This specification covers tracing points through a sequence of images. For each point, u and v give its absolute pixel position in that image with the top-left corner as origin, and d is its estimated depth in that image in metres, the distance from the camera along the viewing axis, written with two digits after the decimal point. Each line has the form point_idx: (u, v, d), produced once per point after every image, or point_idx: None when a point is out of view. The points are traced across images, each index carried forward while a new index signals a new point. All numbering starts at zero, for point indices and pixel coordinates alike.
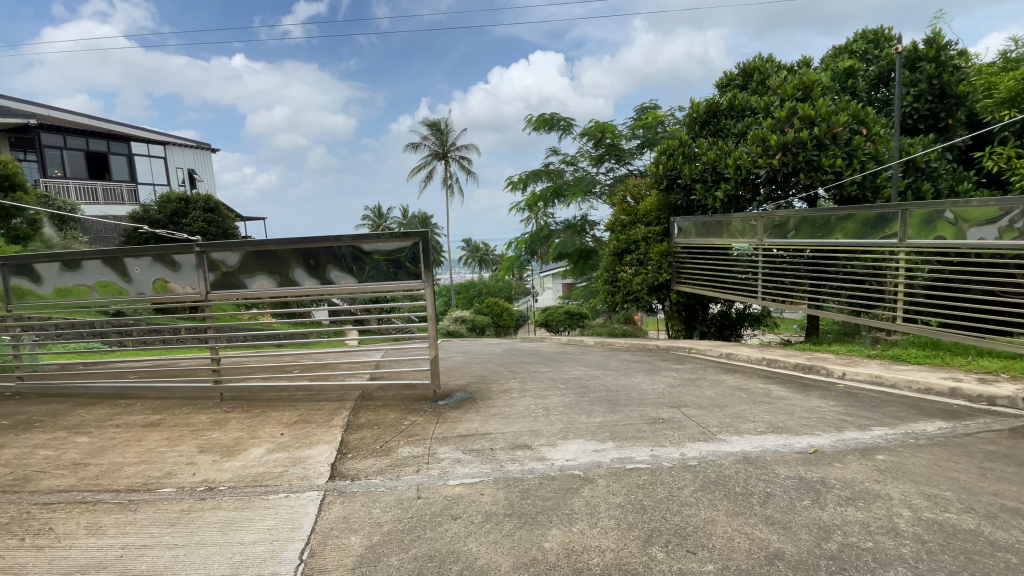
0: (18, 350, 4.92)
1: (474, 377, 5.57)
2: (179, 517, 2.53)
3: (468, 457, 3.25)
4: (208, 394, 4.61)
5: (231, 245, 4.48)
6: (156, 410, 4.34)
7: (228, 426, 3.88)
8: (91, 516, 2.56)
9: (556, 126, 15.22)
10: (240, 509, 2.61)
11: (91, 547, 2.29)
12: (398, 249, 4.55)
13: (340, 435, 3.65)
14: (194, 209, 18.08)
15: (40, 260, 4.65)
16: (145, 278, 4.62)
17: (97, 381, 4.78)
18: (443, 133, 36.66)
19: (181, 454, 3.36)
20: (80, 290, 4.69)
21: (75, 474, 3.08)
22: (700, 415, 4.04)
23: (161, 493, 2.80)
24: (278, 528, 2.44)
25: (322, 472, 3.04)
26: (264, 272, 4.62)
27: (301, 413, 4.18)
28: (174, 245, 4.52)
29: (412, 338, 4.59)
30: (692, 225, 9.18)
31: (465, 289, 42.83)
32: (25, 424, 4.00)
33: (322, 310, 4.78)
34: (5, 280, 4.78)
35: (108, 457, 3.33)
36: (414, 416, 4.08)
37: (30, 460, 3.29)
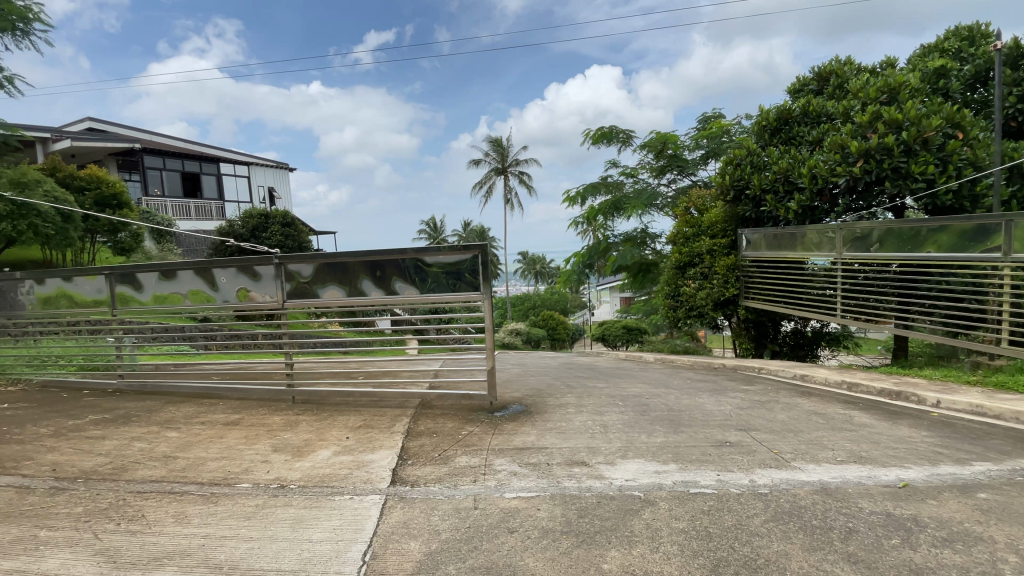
0: (120, 351, 5.48)
1: (530, 390, 5.54)
2: (254, 511, 2.69)
3: (524, 470, 3.24)
4: (282, 396, 4.92)
5: (307, 257, 4.77)
6: (237, 410, 4.67)
7: (299, 428, 4.11)
8: (177, 506, 2.77)
9: (616, 138, 15.07)
10: (310, 508, 2.73)
11: (177, 535, 2.46)
12: (458, 261, 4.66)
13: (400, 442, 3.76)
14: (273, 224, 19.47)
15: (142, 270, 5.19)
16: (230, 287, 5.03)
17: (186, 382, 5.25)
18: (503, 149, 37.39)
19: (257, 452, 3.59)
20: (174, 297, 5.17)
21: (165, 466, 3.36)
22: (772, 439, 3.78)
23: (239, 488, 3.00)
24: (342, 528, 2.53)
25: (384, 477, 3.14)
26: (334, 282, 4.88)
27: (364, 419, 4.35)
28: (256, 257, 4.88)
29: (469, 349, 4.64)
30: (763, 238, 8.74)
31: (520, 302, 43.07)
32: (125, 418, 4.44)
33: (384, 319, 4.94)
34: (111, 287, 5.34)
35: (193, 451, 3.62)
36: (471, 426, 4.13)
37: (130, 452, 3.63)
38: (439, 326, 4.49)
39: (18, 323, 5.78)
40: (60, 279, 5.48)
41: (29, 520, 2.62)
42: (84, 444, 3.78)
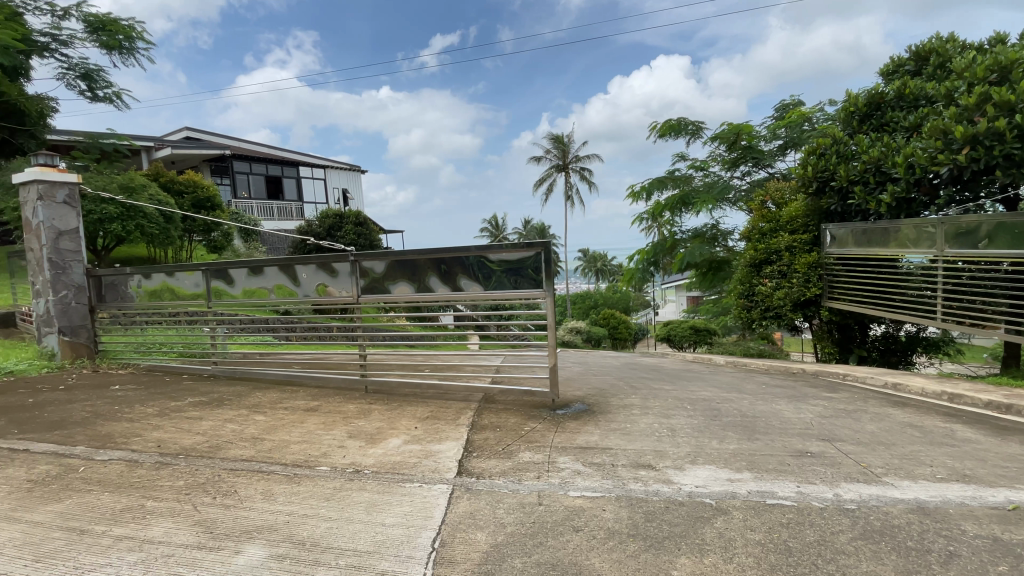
0: (214, 339, 6.02)
1: (593, 389, 5.48)
2: (333, 493, 2.86)
3: (589, 469, 3.20)
4: (355, 386, 5.21)
5: (378, 254, 4.99)
6: (315, 397, 5.00)
7: (371, 416, 4.32)
8: (265, 484, 3.00)
9: (684, 131, 14.51)
10: (383, 493, 2.87)
11: (266, 510, 2.67)
12: (521, 259, 4.67)
13: (465, 434, 3.85)
14: (346, 224, 20.57)
15: (234, 266, 5.65)
16: (310, 283, 5.38)
17: (271, 369, 5.68)
18: (565, 145, 37.14)
19: (334, 437, 3.81)
20: (261, 291, 5.61)
21: (253, 446, 3.66)
22: (858, 451, 3.50)
23: (319, 470, 3.20)
24: (413, 515, 2.63)
25: (451, 467, 3.23)
26: (404, 279, 5.08)
27: (431, 410, 4.50)
28: (333, 254, 5.18)
29: (530, 346, 4.65)
30: (849, 233, 8.09)
31: (581, 300, 42.66)
32: (219, 401, 4.88)
33: (448, 315, 5.06)
34: (208, 282, 5.87)
35: (278, 434, 3.90)
36: (534, 423, 4.15)
37: (224, 432, 3.98)
38: (500, 323, 4.54)
39: (129, 313, 6.49)
40: (165, 275, 6.10)
41: (141, 489, 2.93)
42: (185, 424, 4.19)
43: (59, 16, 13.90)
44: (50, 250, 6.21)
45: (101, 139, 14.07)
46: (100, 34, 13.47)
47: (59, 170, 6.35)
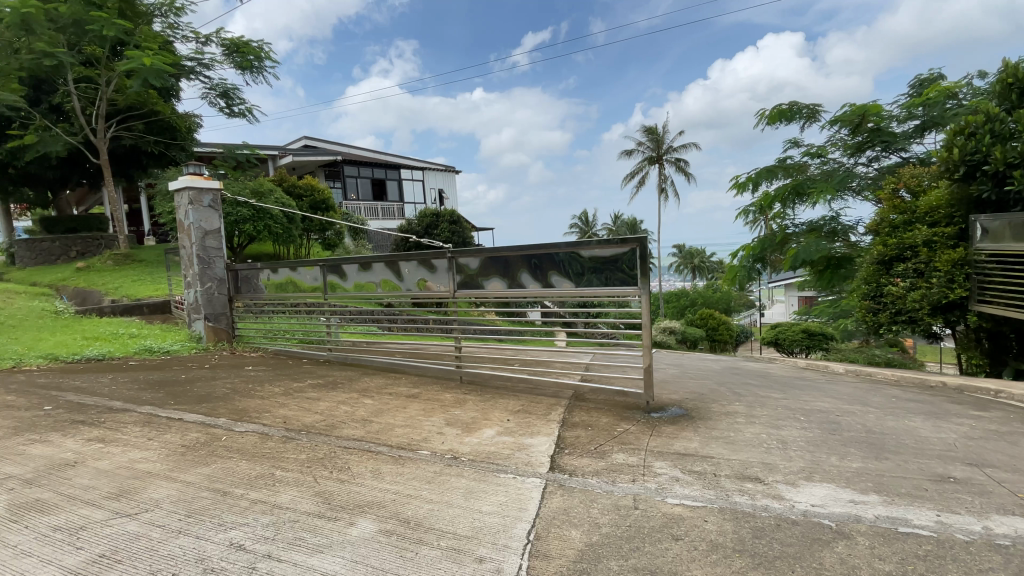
0: (328, 328, 6.62)
1: (691, 393, 5.21)
2: (433, 477, 3.02)
3: (688, 477, 3.06)
4: (451, 375, 5.46)
5: (473, 251, 5.16)
6: (416, 385, 5.31)
7: (466, 406, 4.49)
8: (373, 463, 3.24)
9: (797, 115, 13.24)
10: (479, 481, 2.97)
11: (374, 488, 2.89)
12: (614, 255, 4.56)
13: (557, 430, 3.86)
14: (442, 222, 21.53)
15: (346, 262, 6.17)
16: (412, 277, 5.72)
17: (377, 357, 6.14)
18: (658, 136, 35.67)
19: (433, 424, 4.02)
20: (370, 285, 6.08)
21: (363, 427, 3.97)
22: (1020, 482, 2.96)
23: (420, 454, 3.40)
24: (507, 505, 2.70)
25: (544, 462, 3.26)
26: (497, 275, 5.19)
27: (523, 404, 4.57)
28: (432, 251, 5.45)
29: (620, 345, 4.53)
30: (1007, 226, 6.77)
31: (676, 298, 40.74)
32: (333, 385, 5.36)
33: (536, 311, 5.09)
34: (324, 276, 6.46)
35: (384, 418, 4.20)
36: (628, 424, 4.04)
37: (338, 412, 4.37)
38: (588, 319, 4.48)
39: (258, 303, 7.35)
40: (289, 269, 6.82)
41: (270, 459, 3.31)
42: (305, 403, 4.66)
43: (202, 42, 16.11)
44: (198, 248, 7.22)
45: (236, 151, 16.19)
46: (235, 56, 15.40)
47: (205, 178, 7.36)
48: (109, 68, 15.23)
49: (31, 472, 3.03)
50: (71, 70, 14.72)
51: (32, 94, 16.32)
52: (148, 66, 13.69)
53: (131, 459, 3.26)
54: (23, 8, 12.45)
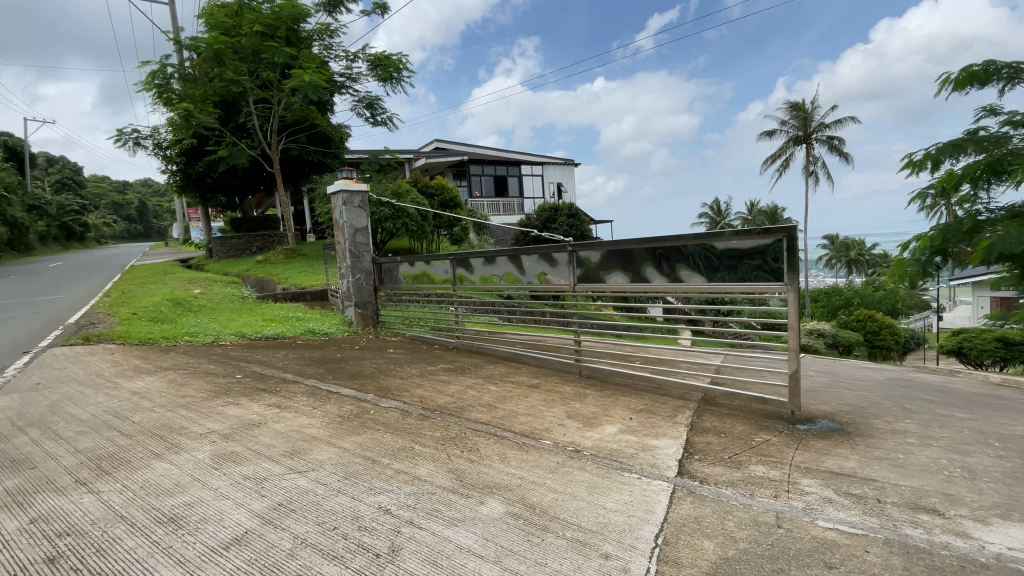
0: (455, 318, 7.06)
1: (845, 405, 4.57)
2: (557, 468, 3.06)
3: (843, 499, 2.70)
4: (571, 369, 5.47)
5: (594, 244, 5.07)
6: (537, 376, 5.43)
7: (588, 401, 4.47)
8: (500, 448, 3.38)
9: (994, 77, 10.75)
10: (602, 477, 2.94)
11: (501, 472, 3.02)
12: (752, 248, 4.15)
13: (685, 434, 3.66)
14: (561, 216, 21.61)
15: (473, 255, 6.51)
16: (533, 271, 5.84)
17: (499, 347, 6.40)
18: (806, 114, 31.77)
19: (555, 415, 4.07)
20: (494, 278, 6.35)
21: (489, 412, 4.17)
22: None
23: (543, 443, 3.47)
24: (633, 505, 2.63)
25: (671, 465, 3.11)
26: (619, 269, 5.05)
27: (647, 403, 4.41)
28: (553, 245, 5.49)
29: (756, 347, 4.14)
30: None
31: (824, 296, 36.00)
32: (460, 370, 5.71)
33: (659, 307, 4.86)
34: (453, 269, 6.90)
35: (508, 405, 4.36)
36: (767, 434, 3.69)
37: (466, 396, 4.66)
38: (718, 318, 4.14)
39: (397, 293, 8.12)
40: (423, 263, 7.41)
41: (410, 434, 3.64)
42: (437, 386, 5.04)
43: (350, 59, 18.10)
44: (350, 243, 8.17)
45: (379, 156, 17.98)
46: (378, 69, 17.04)
47: (356, 182, 8.30)
48: (279, 89, 17.91)
49: (229, 428, 3.71)
50: (252, 93, 17.61)
51: (224, 116, 19.40)
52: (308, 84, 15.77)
53: (299, 424, 3.82)
54: (215, 44, 15.51)
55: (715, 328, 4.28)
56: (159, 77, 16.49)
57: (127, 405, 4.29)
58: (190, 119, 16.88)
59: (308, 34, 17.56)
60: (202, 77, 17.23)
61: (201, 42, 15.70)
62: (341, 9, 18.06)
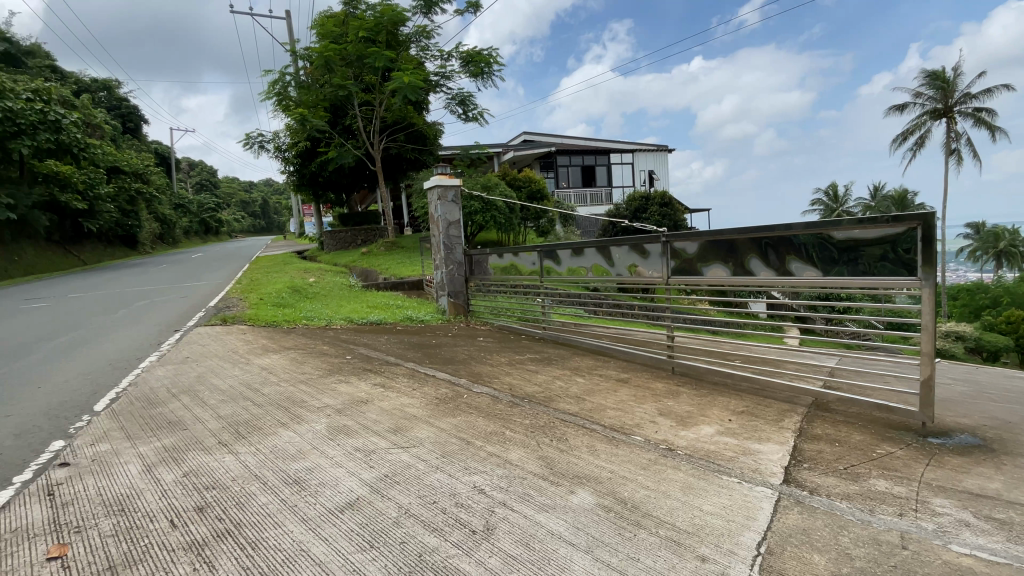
0: (542, 309, 7.13)
1: (992, 420, 3.95)
2: (649, 464, 3.00)
3: (988, 526, 2.35)
4: (663, 365, 5.29)
5: (691, 235, 4.83)
6: (626, 370, 5.31)
7: (681, 399, 4.30)
8: (589, 440, 3.38)
9: None
10: (698, 478, 2.84)
11: (592, 463, 3.02)
12: (878, 239, 3.70)
13: (792, 440, 3.39)
14: (652, 205, 20.80)
15: (561, 247, 6.51)
16: (623, 263, 5.71)
17: (586, 340, 6.36)
18: (947, 83, 27.49)
19: (646, 411, 3.98)
20: (581, 270, 6.30)
21: (578, 404, 4.18)
22: None
23: (633, 438, 3.41)
24: (732, 509, 2.51)
25: (775, 472, 2.92)
26: (718, 261, 4.77)
27: (747, 405, 4.14)
28: (646, 235, 5.31)
29: (878, 350, 3.70)
30: None
31: (966, 293, 31.13)
32: (548, 361, 5.77)
33: (761, 302, 4.53)
34: (541, 261, 6.96)
35: (596, 398, 4.33)
36: (891, 446, 3.31)
37: (554, 386, 4.71)
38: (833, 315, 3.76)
39: (486, 284, 8.37)
40: (511, 254, 7.55)
41: (501, 420, 3.77)
42: (526, 375, 5.14)
43: (445, 58, 18.76)
44: (444, 236, 8.55)
45: (470, 150, 18.55)
46: (470, 65, 17.50)
47: (450, 176, 8.64)
48: (380, 91, 19.07)
49: (340, 403, 4.10)
50: (356, 97, 18.93)
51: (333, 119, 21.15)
52: (407, 84, 16.65)
53: (400, 403, 4.11)
54: (326, 52, 16.90)
55: (828, 327, 3.90)
56: (279, 85, 18.06)
57: (258, 378, 4.90)
58: (305, 123, 18.58)
59: (406, 37, 18.48)
60: (315, 83, 18.74)
61: (315, 52, 17.17)
62: (436, 9, 18.71)
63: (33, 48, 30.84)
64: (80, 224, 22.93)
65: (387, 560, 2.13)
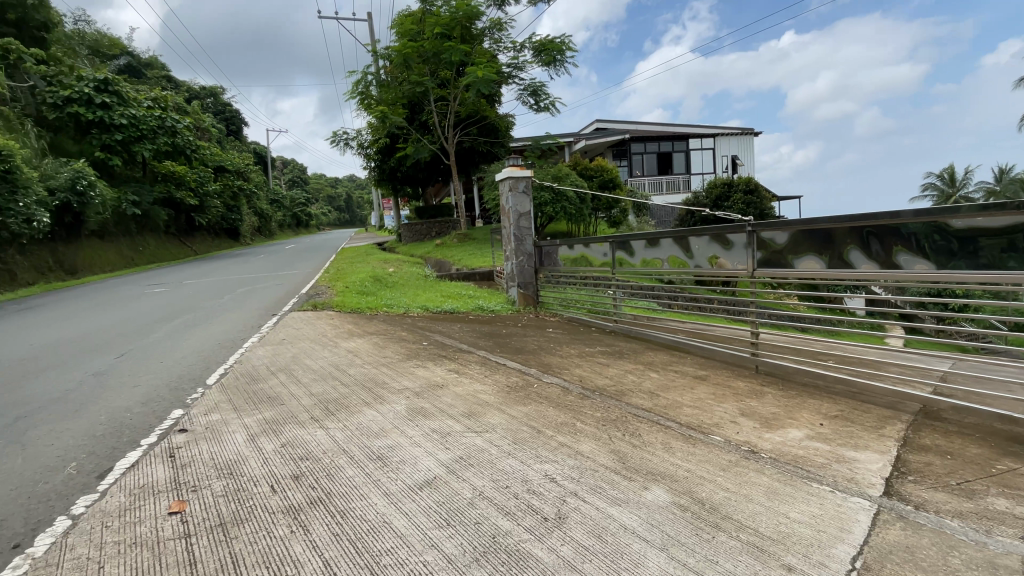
0: (613, 301, 6.99)
1: None
2: (729, 466, 2.86)
3: None
4: (745, 363, 4.99)
5: (781, 224, 4.48)
6: (704, 367, 5.08)
7: (765, 399, 4.04)
8: (664, 437, 3.29)
9: None
10: (783, 483, 2.66)
11: (667, 461, 2.93)
12: (1008, 229, 3.27)
13: (895, 450, 3.08)
14: (735, 192, 19.58)
15: (635, 238, 6.31)
16: (702, 254, 5.44)
17: (660, 334, 6.15)
18: None
19: (726, 411, 3.79)
20: (656, 261, 6.08)
21: (652, 400, 4.07)
22: None
23: (712, 438, 3.27)
24: (822, 519, 2.34)
25: (873, 482, 2.67)
26: (812, 252, 4.40)
27: (841, 409, 3.81)
28: (730, 225, 5.00)
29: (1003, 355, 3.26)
30: None
31: None
32: (621, 354, 5.65)
33: (859, 298, 4.13)
34: (613, 252, 6.80)
35: (671, 394, 4.20)
36: (1020, 463, 2.90)
37: (626, 380, 4.62)
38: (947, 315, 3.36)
39: (555, 275, 8.34)
40: (582, 246, 7.45)
41: (572, 411, 3.76)
42: (598, 368, 5.08)
43: (518, 49, 18.78)
44: (514, 227, 8.61)
45: (541, 141, 18.51)
46: (543, 54, 17.38)
47: (522, 168, 8.66)
48: (455, 86, 19.50)
49: (418, 387, 4.30)
50: (432, 92, 19.49)
51: (410, 115, 21.95)
52: (481, 78, 16.89)
53: (473, 389, 4.23)
54: (404, 51, 17.54)
55: (941, 327, 3.50)
56: (361, 85, 19.03)
57: (344, 360, 5.26)
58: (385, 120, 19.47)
59: (480, 31, 18.69)
60: (394, 81, 19.54)
61: (394, 50, 17.87)
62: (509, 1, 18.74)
63: (153, 61, 34.78)
64: (193, 218, 25.73)
65: (463, 538, 2.22)
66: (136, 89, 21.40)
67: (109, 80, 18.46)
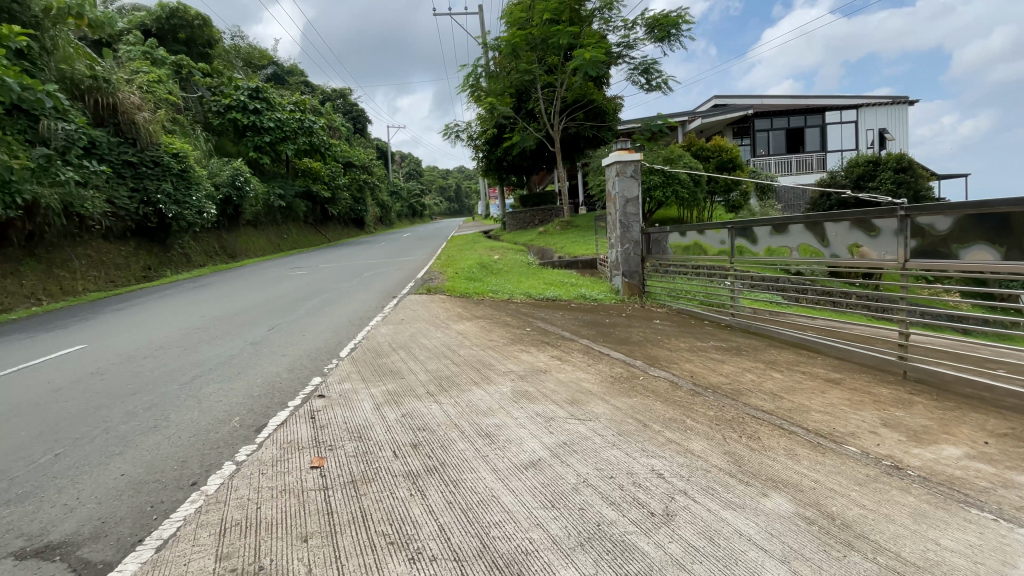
0: (729, 293, 6.52)
1: None
2: (866, 480, 2.55)
3: None
4: (890, 367, 4.37)
5: (943, 208, 3.81)
6: (838, 369, 4.55)
7: (916, 410, 3.51)
8: (787, 443, 3.01)
9: None
10: (935, 506, 2.31)
11: (788, 468, 2.70)
12: None
13: None
14: (884, 170, 16.95)
15: (758, 224, 5.80)
16: (841, 242, 4.84)
17: (785, 330, 5.62)
18: None
19: (864, 420, 3.36)
20: (784, 250, 5.54)
21: (773, 401, 3.75)
22: None
23: (846, 449, 2.93)
24: (986, 552, 2.00)
25: None
26: (984, 241, 3.69)
27: (1019, 428, 3.19)
28: (877, 209, 4.37)
29: None
30: None
31: None
32: (737, 351, 5.27)
33: None
34: (732, 239, 6.32)
35: (797, 397, 3.82)
36: None
37: (743, 379, 4.31)
38: None
39: (664, 264, 7.99)
40: (696, 233, 7.04)
41: (681, 407, 3.60)
42: (711, 363, 4.80)
43: (629, 28, 18.05)
44: (620, 214, 8.37)
45: (652, 122, 17.70)
46: (656, 30, 16.50)
47: (630, 152, 8.37)
48: (563, 71, 19.32)
49: (523, 371, 4.42)
50: (540, 80, 19.55)
51: (518, 104, 22.24)
52: (589, 60, 16.52)
53: (578, 377, 4.24)
54: (513, 40, 17.76)
55: None
56: (472, 78, 19.69)
57: (455, 342, 5.57)
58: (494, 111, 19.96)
59: (590, 12, 18.25)
60: (503, 72, 19.91)
61: (503, 41, 18.18)
62: None
63: (295, 70, 39.33)
64: (326, 209, 28.83)
65: (567, 521, 2.26)
66: (281, 96, 24.36)
67: (260, 88, 21.30)
